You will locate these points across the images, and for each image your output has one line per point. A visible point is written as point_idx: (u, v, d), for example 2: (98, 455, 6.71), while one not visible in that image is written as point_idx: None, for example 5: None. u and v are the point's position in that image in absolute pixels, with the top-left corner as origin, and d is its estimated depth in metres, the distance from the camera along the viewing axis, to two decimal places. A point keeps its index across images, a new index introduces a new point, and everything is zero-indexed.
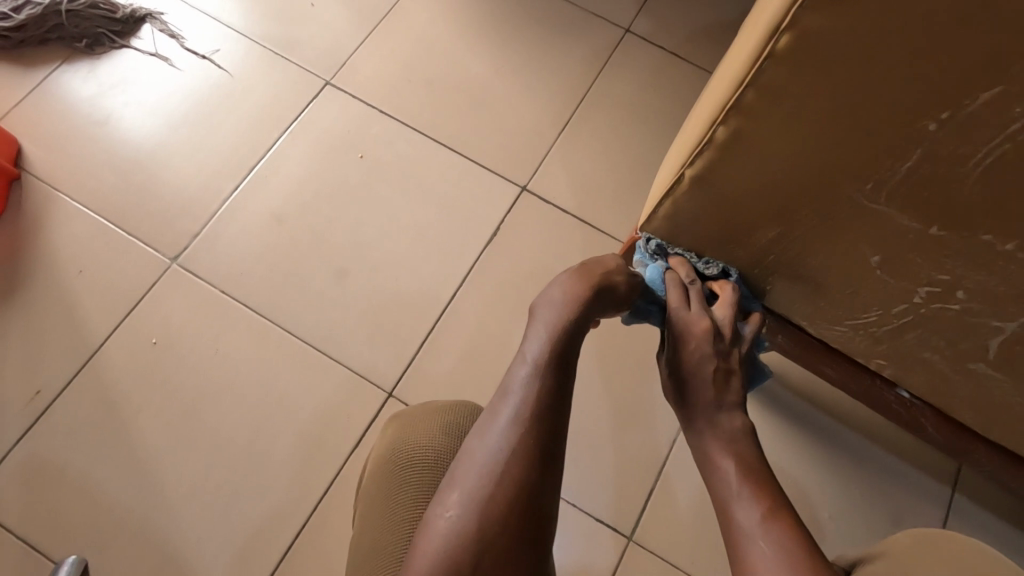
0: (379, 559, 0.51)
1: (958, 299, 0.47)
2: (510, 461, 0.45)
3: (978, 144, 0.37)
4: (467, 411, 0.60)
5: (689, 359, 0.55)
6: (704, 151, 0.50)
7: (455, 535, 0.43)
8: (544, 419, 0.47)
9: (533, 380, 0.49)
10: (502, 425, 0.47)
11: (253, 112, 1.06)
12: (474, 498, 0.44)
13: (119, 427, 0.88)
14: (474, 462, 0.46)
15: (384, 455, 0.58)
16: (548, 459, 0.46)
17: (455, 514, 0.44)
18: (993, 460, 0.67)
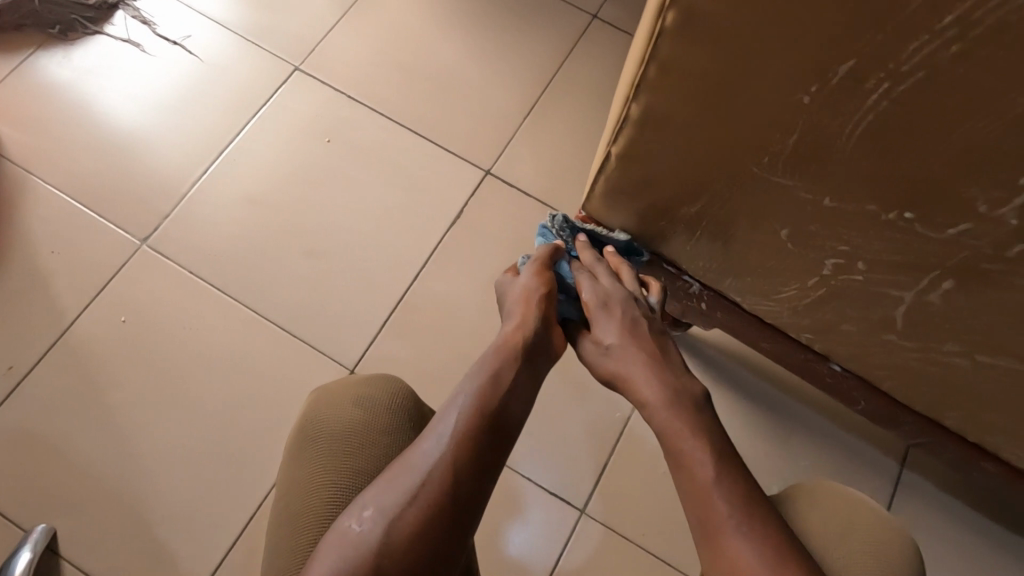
0: (287, 527, 0.53)
1: (860, 269, 0.49)
2: (430, 486, 0.47)
3: (848, 115, 0.38)
4: (382, 385, 0.60)
5: (617, 331, 0.58)
6: (624, 126, 0.52)
7: (358, 549, 0.44)
8: (470, 455, 0.49)
9: (463, 418, 0.51)
10: (427, 451, 0.49)
11: (223, 97, 1.07)
12: (388, 513, 0.45)
13: (89, 402, 0.90)
14: (394, 482, 0.47)
15: (297, 427, 0.58)
16: (467, 495, 0.47)
17: (367, 525, 0.45)
18: (922, 431, 0.69)
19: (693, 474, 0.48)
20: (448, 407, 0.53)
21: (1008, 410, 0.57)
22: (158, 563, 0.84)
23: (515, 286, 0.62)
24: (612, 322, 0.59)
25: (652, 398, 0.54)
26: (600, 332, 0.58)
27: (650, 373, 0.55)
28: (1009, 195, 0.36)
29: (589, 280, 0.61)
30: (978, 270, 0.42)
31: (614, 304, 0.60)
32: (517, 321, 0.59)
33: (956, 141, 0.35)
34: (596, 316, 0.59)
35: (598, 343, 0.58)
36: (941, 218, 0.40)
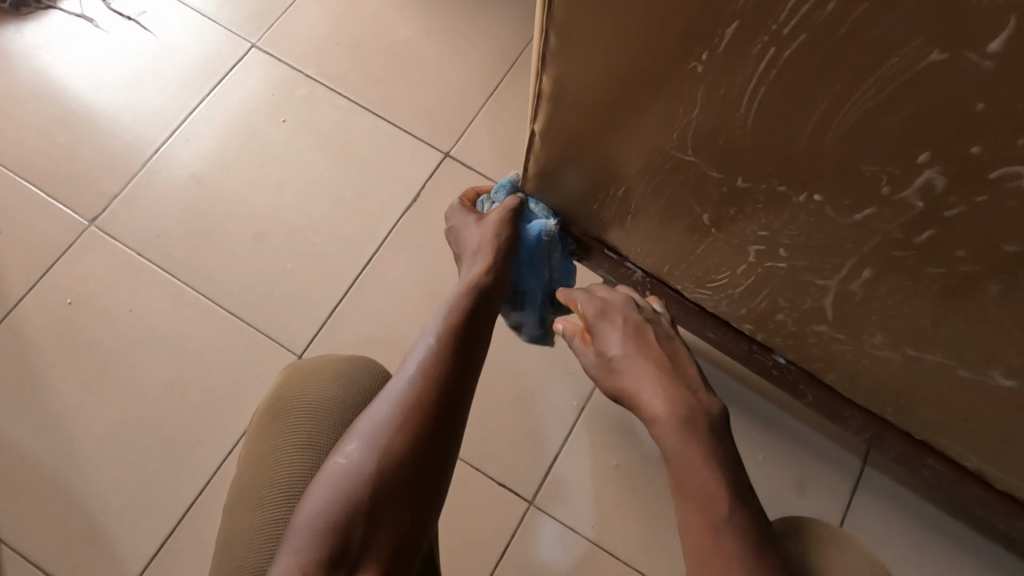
0: (252, 503, 0.49)
1: (782, 255, 0.48)
2: (408, 410, 0.47)
3: (741, 85, 0.35)
4: (366, 367, 0.57)
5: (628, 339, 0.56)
6: (539, 103, 0.49)
7: (347, 479, 0.44)
8: (447, 375, 0.50)
9: (439, 345, 0.52)
10: (404, 380, 0.49)
11: (177, 75, 1.04)
12: (374, 441, 0.45)
13: (32, 385, 0.89)
14: (375, 414, 0.47)
15: (272, 401, 0.55)
16: (446, 415, 0.48)
17: (354, 457, 0.45)
18: (869, 425, 0.67)
19: (693, 509, 0.43)
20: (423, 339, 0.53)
21: (944, 405, 0.55)
22: (97, 548, 0.84)
23: (481, 231, 0.62)
24: (616, 332, 0.57)
25: (659, 412, 0.49)
26: (604, 343, 0.57)
27: (659, 390, 0.51)
28: (907, 173, 0.34)
29: (586, 294, 0.61)
30: (891, 258, 0.41)
31: (616, 312, 0.59)
32: (484, 264, 0.59)
33: (846, 113, 0.33)
34: (598, 326, 0.58)
35: (603, 356, 0.57)
36: (848, 200, 0.38)
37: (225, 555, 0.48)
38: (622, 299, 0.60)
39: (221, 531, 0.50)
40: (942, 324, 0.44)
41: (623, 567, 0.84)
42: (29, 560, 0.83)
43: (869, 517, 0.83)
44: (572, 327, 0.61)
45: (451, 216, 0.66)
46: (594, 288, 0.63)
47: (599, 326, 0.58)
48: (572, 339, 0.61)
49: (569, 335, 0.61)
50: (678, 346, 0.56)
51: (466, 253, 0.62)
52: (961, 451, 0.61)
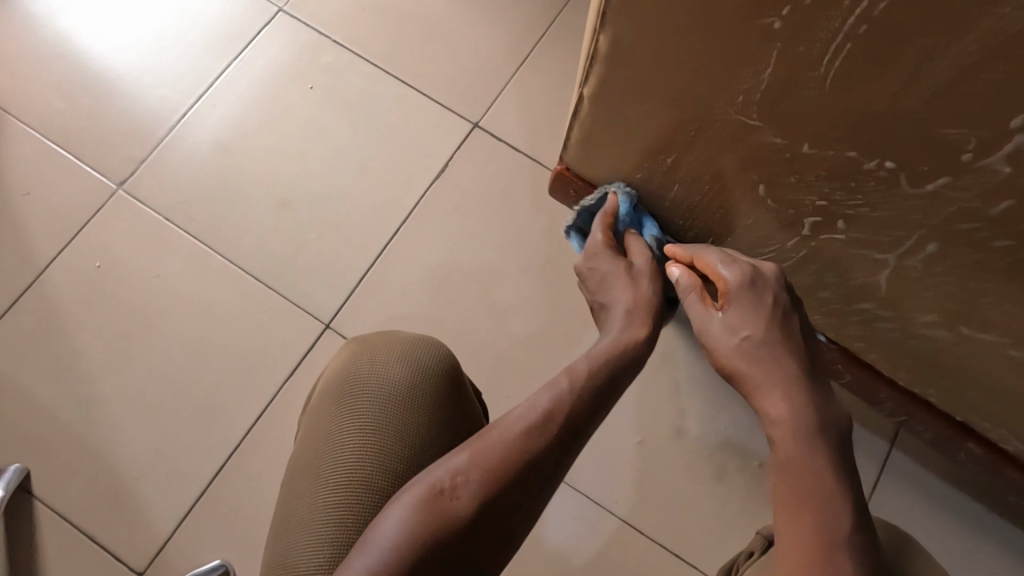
0: (311, 484, 0.49)
1: (839, 228, 0.48)
2: (521, 458, 0.44)
3: (822, 42, 0.34)
4: (428, 348, 0.55)
5: (767, 321, 0.50)
6: (594, 65, 0.48)
7: (442, 511, 0.41)
8: (567, 425, 0.47)
9: (567, 396, 0.48)
10: (524, 422, 0.46)
11: (202, 38, 1.03)
12: (479, 484, 0.43)
13: (61, 346, 0.90)
14: (488, 454, 0.44)
15: (334, 378, 0.54)
16: (552, 466, 0.45)
17: (458, 495, 0.42)
18: (904, 407, 0.68)
19: (808, 520, 0.40)
20: (553, 384, 0.49)
21: (993, 386, 0.55)
22: (127, 508, 0.85)
23: (635, 283, 0.58)
24: (757, 311, 0.51)
25: (785, 415, 0.45)
26: (741, 318, 0.50)
27: (788, 393, 0.46)
28: (995, 137, 0.33)
29: (728, 259, 0.54)
30: (960, 231, 0.41)
31: (762, 288, 0.52)
32: (643, 329, 0.55)
33: (935, 71, 0.32)
34: (739, 299, 0.51)
35: (734, 329, 0.51)
36: (925, 165, 0.38)
37: (283, 533, 0.48)
38: (773, 274, 0.53)
39: (279, 505, 0.50)
40: (1005, 302, 0.44)
41: (646, 542, 0.85)
42: (61, 518, 0.84)
43: (896, 499, 0.83)
44: (692, 283, 0.55)
45: (590, 256, 0.61)
46: (735, 255, 0.55)
47: (739, 297, 0.52)
48: (690, 298, 0.55)
49: (685, 288, 0.55)
50: (816, 345, 0.50)
51: (612, 306, 0.58)
52: (1000, 433, 0.61)
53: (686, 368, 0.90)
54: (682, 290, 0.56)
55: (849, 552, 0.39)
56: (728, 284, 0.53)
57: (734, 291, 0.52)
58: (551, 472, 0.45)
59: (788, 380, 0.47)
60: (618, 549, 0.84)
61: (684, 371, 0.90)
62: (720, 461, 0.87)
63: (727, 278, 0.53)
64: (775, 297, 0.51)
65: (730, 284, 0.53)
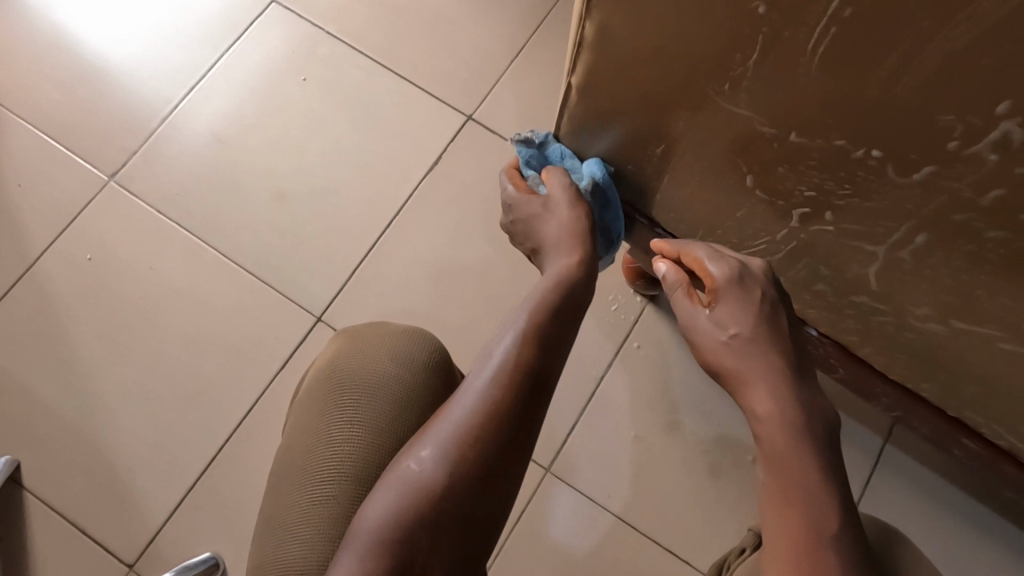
0: (300, 476, 0.49)
1: (829, 219, 0.48)
2: (487, 420, 0.43)
3: (808, 27, 0.34)
4: (420, 341, 0.55)
5: (757, 319, 0.48)
6: (581, 53, 0.47)
7: (413, 487, 0.41)
8: (527, 375, 0.46)
9: (520, 344, 0.47)
10: (482, 382, 0.45)
11: (195, 29, 1.02)
12: (447, 452, 0.42)
13: (54, 338, 0.90)
14: (448, 420, 0.43)
15: (324, 370, 0.53)
16: (526, 424, 0.44)
17: (425, 465, 0.42)
18: (898, 403, 0.67)
19: (800, 526, 0.40)
20: (504, 333, 0.48)
21: (987, 380, 0.54)
22: (118, 500, 0.85)
23: (557, 217, 0.57)
24: (746, 308, 0.49)
25: (773, 411, 0.44)
26: (729, 314, 0.49)
27: (776, 386, 0.45)
28: (982, 125, 0.33)
29: (716, 253, 0.52)
30: (951, 222, 0.40)
31: (752, 285, 0.50)
32: (575, 255, 0.55)
33: (924, 56, 0.31)
34: (727, 294, 0.50)
35: (720, 325, 0.49)
36: (914, 154, 0.37)
37: (271, 526, 0.48)
38: (763, 270, 0.51)
39: (268, 498, 0.50)
40: (998, 294, 0.43)
41: (639, 536, 0.84)
42: (52, 509, 0.84)
43: (891, 495, 0.82)
44: (679, 277, 0.54)
45: (511, 205, 0.60)
46: (724, 250, 0.54)
47: (727, 294, 0.50)
48: (677, 294, 0.53)
49: (672, 284, 0.54)
50: (808, 344, 0.48)
51: (546, 246, 0.57)
52: (994, 429, 0.61)
53: (681, 363, 0.89)
54: (670, 286, 0.54)
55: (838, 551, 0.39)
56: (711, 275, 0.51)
57: (722, 286, 0.50)
58: (523, 427, 0.44)
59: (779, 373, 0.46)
60: (611, 544, 0.84)
61: (678, 365, 0.89)
62: (715, 456, 0.87)
63: (713, 271, 0.51)
64: (764, 292, 0.49)
65: (715, 277, 0.51)
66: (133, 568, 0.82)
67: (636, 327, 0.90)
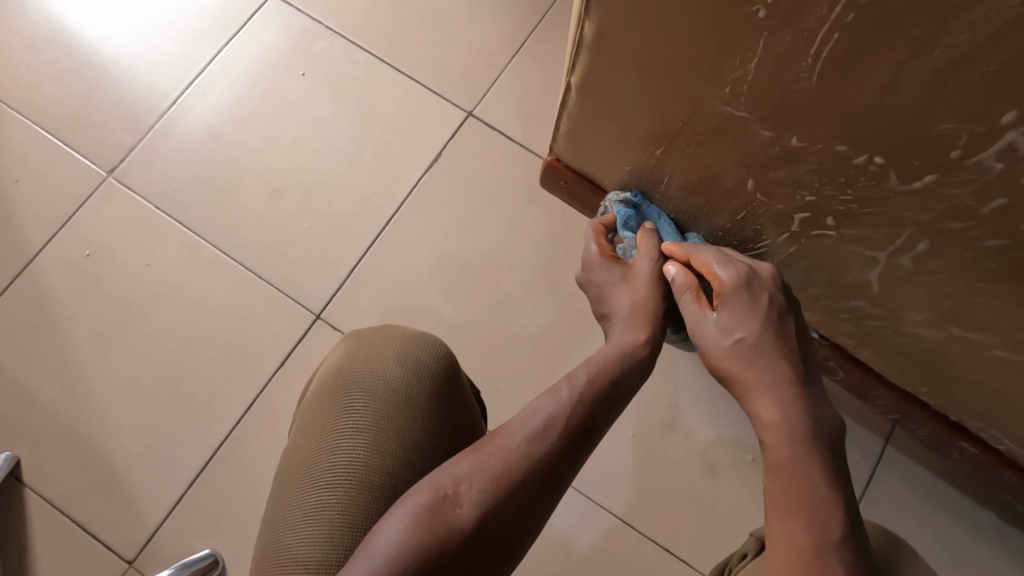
0: (305, 476, 0.49)
1: (829, 224, 0.47)
2: (526, 465, 0.42)
3: (809, 31, 0.33)
4: (427, 343, 0.54)
5: (764, 323, 0.48)
6: (579, 54, 0.47)
7: (445, 523, 0.40)
8: (574, 429, 0.45)
9: (575, 400, 0.46)
10: (533, 426, 0.44)
11: (193, 22, 1.01)
12: (484, 493, 0.41)
13: (50, 334, 0.90)
14: (490, 458, 0.42)
15: (331, 371, 0.53)
16: (558, 480, 0.43)
17: (462, 504, 0.40)
18: (897, 406, 0.67)
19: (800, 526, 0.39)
20: (559, 390, 0.47)
21: (986, 386, 0.53)
22: (116, 497, 0.85)
23: (631, 291, 0.56)
24: (751, 312, 0.49)
25: (777, 419, 0.44)
26: (735, 320, 0.49)
27: (781, 395, 0.45)
28: (987, 133, 0.32)
29: (725, 258, 0.53)
30: (952, 229, 0.39)
31: (759, 291, 0.50)
32: (643, 333, 0.53)
33: (927, 61, 0.30)
34: (734, 298, 0.50)
35: (727, 330, 0.49)
36: (916, 161, 0.36)
37: (274, 526, 0.48)
38: (770, 274, 0.51)
39: (273, 498, 0.50)
40: (999, 302, 0.42)
41: (637, 536, 0.84)
42: (50, 504, 0.84)
43: (889, 496, 0.82)
44: (686, 280, 0.54)
45: (588, 266, 0.60)
46: (731, 253, 0.54)
47: (734, 298, 0.50)
48: (683, 298, 0.54)
49: (680, 287, 0.54)
50: (812, 351, 0.49)
51: (612, 314, 0.56)
52: (993, 433, 0.60)
53: (680, 363, 0.89)
54: (678, 289, 0.54)
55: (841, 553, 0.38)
56: (720, 280, 0.52)
57: (729, 291, 0.51)
58: (554, 483, 0.43)
59: (773, 379, 0.46)
60: (609, 543, 0.84)
61: (677, 365, 0.89)
62: (713, 456, 0.87)
63: (721, 276, 0.52)
64: (770, 297, 0.50)
65: (723, 282, 0.52)
66: (131, 565, 0.83)
67: None
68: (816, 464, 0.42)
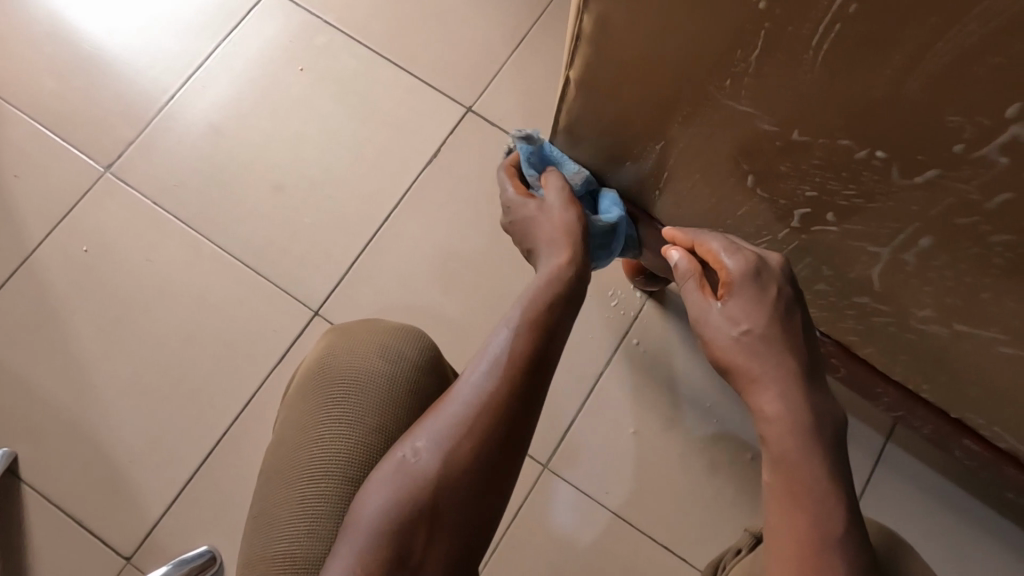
0: (290, 475, 0.48)
1: (831, 219, 0.47)
2: (484, 411, 0.42)
3: (812, 23, 0.32)
4: (407, 337, 0.54)
5: (770, 314, 0.47)
6: (578, 48, 0.46)
7: (410, 477, 0.40)
8: (525, 363, 0.45)
9: (519, 334, 0.47)
10: (482, 370, 0.44)
11: (192, 17, 1.01)
12: (443, 446, 0.41)
13: (50, 330, 0.90)
14: (442, 413, 0.42)
15: (310, 369, 0.53)
16: (522, 421, 0.43)
17: (421, 456, 0.41)
18: (901, 403, 0.66)
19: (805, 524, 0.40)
20: (501, 328, 0.48)
21: (991, 383, 0.53)
22: (116, 493, 0.85)
23: (551, 218, 0.57)
24: (760, 304, 0.48)
25: (782, 414, 0.43)
26: (742, 311, 0.48)
27: (786, 389, 0.44)
28: (991, 127, 0.32)
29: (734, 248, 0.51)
30: (957, 225, 0.39)
31: (767, 280, 0.49)
32: (567, 255, 0.54)
33: (932, 54, 0.30)
34: (742, 290, 0.49)
35: (733, 321, 0.48)
36: (919, 156, 0.36)
37: (259, 529, 0.47)
38: (779, 264, 0.50)
39: (257, 501, 0.49)
40: (1005, 298, 0.42)
41: (637, 533, 0.84)
42: (50, 501, 0.84)
43: (892, 493, 0.82)
44: (690, 267, 0.53)
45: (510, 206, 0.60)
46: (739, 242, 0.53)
47: (742, 289, 0.49)
48: (687, 284, 0.53)
49: (685, 276, 0.52)
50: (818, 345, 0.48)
51: (539, 246, 0.57)
52: (998, 431, 0.60)
53: (681, 360, 0.88)
54: (682, 277, 0.53)
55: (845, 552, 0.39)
56: (727, 268, 0.50)
57: (736, 281, 0.49)
58: (519, 423, 0.43)
59: (779, 373, 0.45)
60: (609, 540, 0.84)
61: (678, 362, 0.88)
62: (714, 454, 0.86)
63: (727, 264, 0.50)
64: (780, 288, 0.48)
65: (730, 270, 0.50)
66: (131, 561, 0.83)
67: (635, 323, 0.89)
68: (820, 461, 0.42)
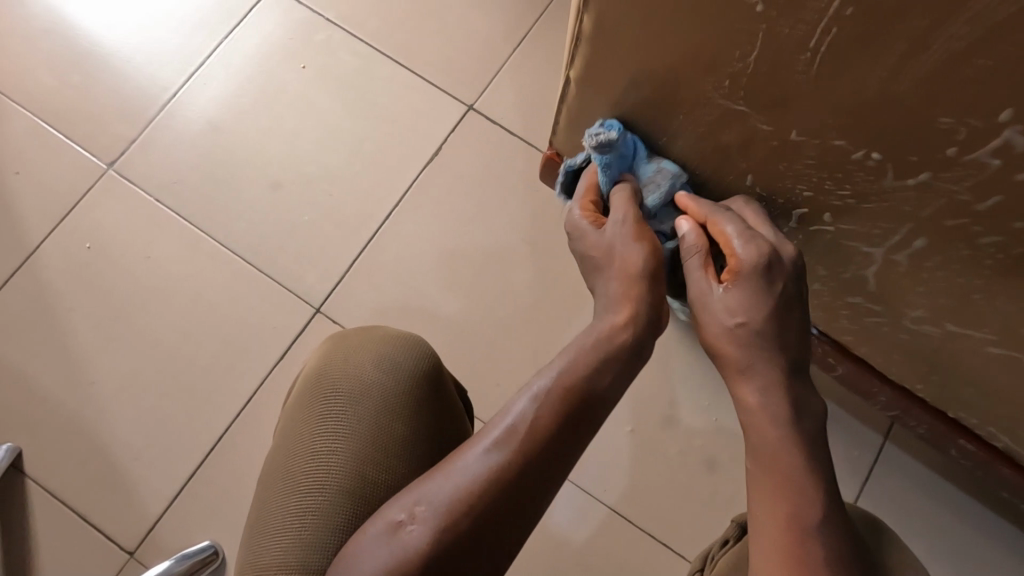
0: (286, 482, 0.48)
1: (826, 220, 0.47)
2: (490, 482, 0.40)
3: (808, 25, 0.33)
4: (406, 345, 0.55)
5: (768, 309, 0.46)
6: (578, 46, 0.47)
7: (404, 543, 0.38)
8: (547, 431, 0.43)
9: (546, 401, 0.43)
10: (496, 433, 0.42)
11: (193, 13, 1.01)
12: (442, 513, 0.39)
13: (52, 327, 0.90)
14: (450, 476, 0.40)
15: (309, 378, 0.53)
16: (524, 490, 0.41)
17: (418, 523, 0.39)
18: (897, 401, 0.67)
19: (782, 513, 0.40)
20: (526, 390, 0.44)
21: (985, 383, 0.53)
22: (118, 488, 0.85)
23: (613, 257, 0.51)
24: (761, 296, 0.46)
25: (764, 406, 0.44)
26: (741, 301, 0.46)
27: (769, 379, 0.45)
28: (984, 129, 0.32)
29: (747, 232, 0.48)
30: (949, 227, 0.40)
31: (775, 272, 0.47)
32: (623, 313, 0.48)
33: (924, 57, 0.30)
34: (747, 279, 0.46)
35: (731, 309, 0.46)
36: (913, 156, 0.36)
37: (252, 538, 0.47)
38: (792, 256, 0.47)
39: (252, 511, 0.49)
40: (997, 299, 0.42)
41: (635, 530, 0.85)
42: (52, 496, 0.85)
43: (887, 491, 0.82)
44: (698, 242, 0.50)
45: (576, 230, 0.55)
46: (756, 223, 0.49)
47: (748, 276, 0.47)
48: (693, 262, 0.50)
49: (690, 250, 0.50)
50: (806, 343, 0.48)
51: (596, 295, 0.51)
52: (992, 430, 0.60)
53: (679, 358, 0.89)
54: (687, 250, 0.51)
55: (822, 541, 0.39)
56: (738, 257, 0.47)
57: (744, 269, 0.47)
58: (523, 492, 0.41)
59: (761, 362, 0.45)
60: (608, 537, 0.84)
61: (677, 360, 0.89)
62: (712, 452, 0.87)
63: (739, 252, 0.47)
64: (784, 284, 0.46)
65: (741, 259, 0.47)
66: (133, 555, 0.83)
67: None
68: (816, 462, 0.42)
